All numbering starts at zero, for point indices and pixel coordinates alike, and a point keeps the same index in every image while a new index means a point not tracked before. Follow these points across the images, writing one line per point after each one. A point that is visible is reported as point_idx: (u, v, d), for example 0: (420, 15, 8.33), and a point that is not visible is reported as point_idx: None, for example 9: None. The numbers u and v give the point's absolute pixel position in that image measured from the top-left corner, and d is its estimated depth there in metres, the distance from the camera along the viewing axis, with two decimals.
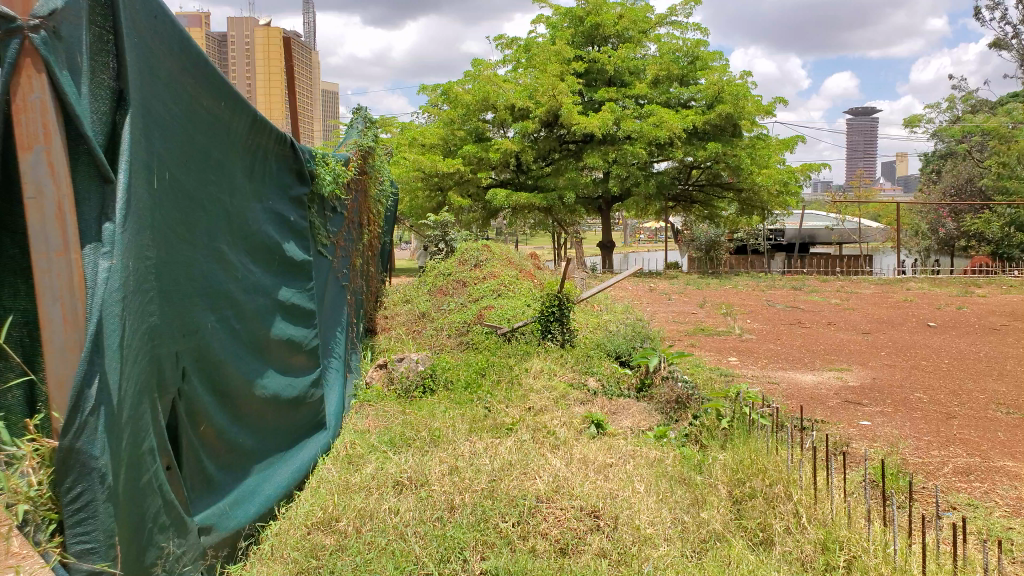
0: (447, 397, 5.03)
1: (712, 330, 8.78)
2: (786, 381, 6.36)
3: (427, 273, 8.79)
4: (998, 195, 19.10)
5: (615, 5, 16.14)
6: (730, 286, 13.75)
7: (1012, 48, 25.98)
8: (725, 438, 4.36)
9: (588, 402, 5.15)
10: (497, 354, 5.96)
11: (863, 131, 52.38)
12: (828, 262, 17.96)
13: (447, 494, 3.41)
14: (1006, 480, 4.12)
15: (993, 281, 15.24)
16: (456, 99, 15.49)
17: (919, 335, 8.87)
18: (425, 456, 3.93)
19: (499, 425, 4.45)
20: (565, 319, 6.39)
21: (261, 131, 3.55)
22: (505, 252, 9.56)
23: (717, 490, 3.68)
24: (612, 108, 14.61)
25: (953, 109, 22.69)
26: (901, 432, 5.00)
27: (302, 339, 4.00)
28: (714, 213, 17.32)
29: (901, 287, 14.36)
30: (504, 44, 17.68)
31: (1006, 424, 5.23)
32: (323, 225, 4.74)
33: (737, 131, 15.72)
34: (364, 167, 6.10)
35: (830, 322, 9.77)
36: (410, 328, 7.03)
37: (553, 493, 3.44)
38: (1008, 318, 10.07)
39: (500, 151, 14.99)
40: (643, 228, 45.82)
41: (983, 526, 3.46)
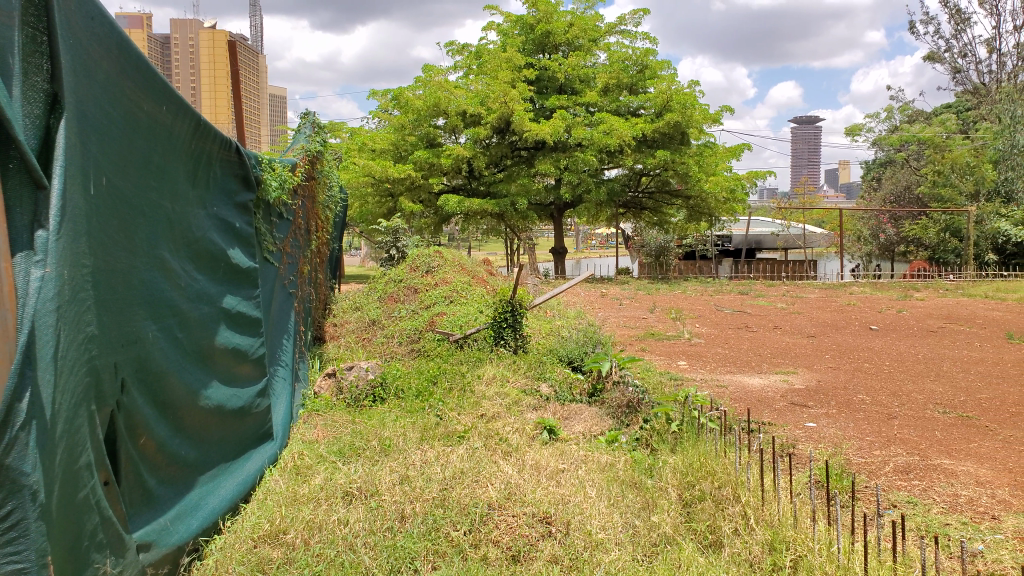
0: (398, 406, 4.98)
1: (663, 335, 8.89)
2: (733, 384, 6.47)
3: (377, 280, 8.71)
4: (934, 202, 19.80)
5: (565, 13, 16.27)
6: (680, 292, 13.95)
7: (945, 62, 27.03)
8: (675, 441, 4.42)
9: (541, 408, 5.16)
10: (449, 361, 5.93)
11: (806, 139, 54.10)
12: (774, 267, 18.38)
13: (397, 504, 3.37)
14: (943, 478, 4.25)
15: (931, 285, 15.79)
16: (407, 104, 15.41)
17: (861, 337, 9.14)
18: (375, 466, 3.88)
19: (451, 433, 4.42)
20: (517, 325, 6.38)
21: (204, 136, 3.47)
22: (457, 258, 9.53)
23: (667, 493, 3.72)
24: (563, 116, 14.71)
25: (891, 119, 23.49)
26: (844, 433, 5.14)
27: (247, 348, 3.90)
28: (663, 219, 17.60)
29: (845, 291, 14.77)
30: (455, 50, 17.65)
31: (943, 424, 5.41)
32: (268, 231, 4.64)
33: (685, 139, 16.00)
34: (311, 171, 6.00)
35: (777, 325, 9.99)
36: (360, 335, 6.95)
37: (505, 500, 3.43)
38: (944, 321, 10.45)
39: (451, 156, 14.96)
40: (594, 234, 46.15)
41: (922, 523, 3.56)
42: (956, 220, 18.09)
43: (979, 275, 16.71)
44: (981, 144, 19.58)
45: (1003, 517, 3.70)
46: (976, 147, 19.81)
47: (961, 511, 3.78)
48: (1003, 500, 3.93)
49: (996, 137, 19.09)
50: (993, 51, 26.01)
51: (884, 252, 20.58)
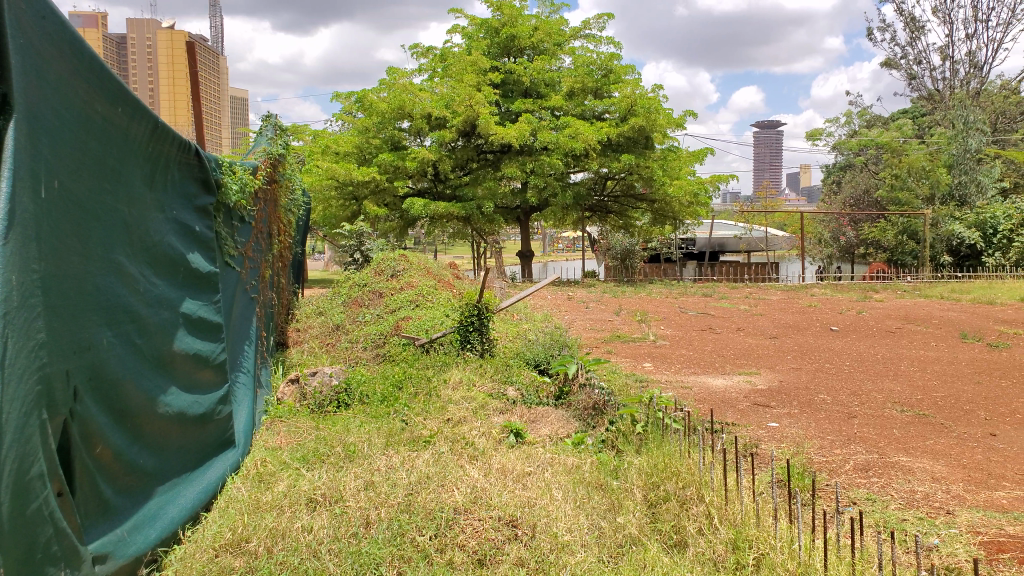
0: (362, 411, 4.94)
1: (628, 337, 8.95)
2: (697, 386, 6.53)
3: (342, 284, 8.63)
4: (892, 205, 20.24)
5: (530, 17, 16.34)
6: (645, 294, 14.07)
7: (902, 68, 27.69)
8: (640, 442, 4.46)
9: (507, 412, 5.16)
10: (414, 366, 5.89)
11: (769, 144, 54.94)
12: (737, 270, 18.65)
13: (362, 509, 3.34)
14: (900, 475, 4.35)
15: (889, 287, 16.10)
16: (371, 107, 15.28)
17: (823, 338, 9.30)
18: (339, 472, 3.85)
19: (417, 438, 4.40)
20: (483, 329, 6.39)
21: (162, 138, 3.41)
22: (423, 261, 9.51)
23: (633, 494, 3.75)
24: (528, 120, 14.72)
25: (850, 124, 23.99)
26: (806, 432, 5.23)
27: (208, 354, 3.84)
28: (629, 223, 17.74)
29: (806, 293, 15.01)
30: (419, 52, 17.57)
31: (902, 422, 5.54)
32: (229, 236, 4.57)
33: (650, 144, 16.16)
34: (273, 174, 5.93)
35: (740, 327, 10.12)
36: (324, 341, 6.88)
37: (471, 504, 3.42)
38: (901, 321, 10.71)
39: (416, 159, 14.90)
40: (560, 238, 46.24)
41: (880, 519, 3.64)
42: (913, 223, 18.55)
43: (935, 276, 17.14)
44: (935, 149, 20.10)
45: (957, 511, 3.80)
46: (932, 151, 20.34)
47: (918, 507, 3.87)
48: (958, 495, 4.03)
49: (951, 142, 19.58)
50: (947, 58, 26.73)
51: (844, 254, 21.01)
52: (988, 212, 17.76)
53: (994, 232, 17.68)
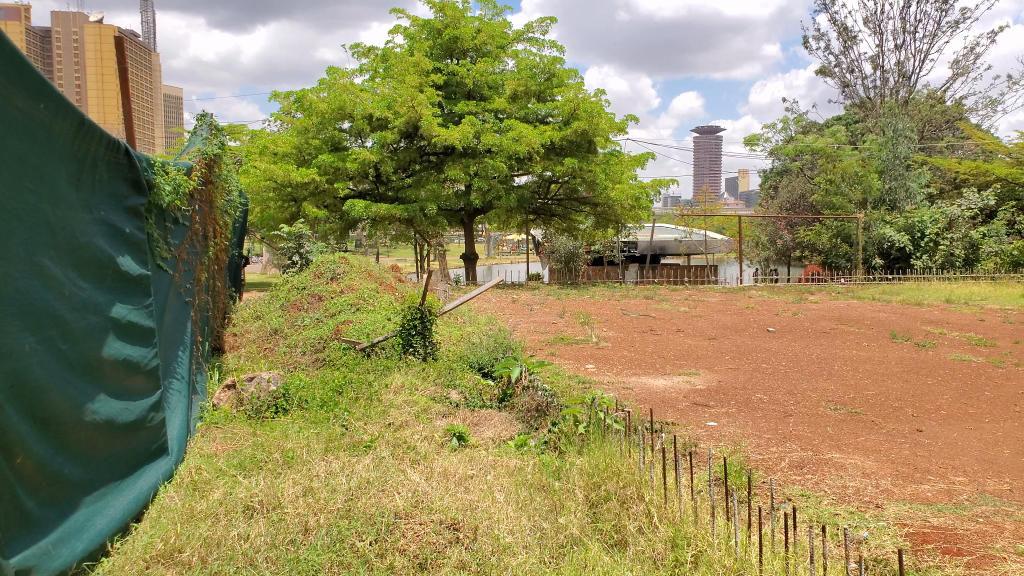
0: (301, 417, 4.85)
1: (572, 339, 9.03)
2: (639, 386, 6.63)
3: (280, 287, 8.45)
4: (826, 210, 20.89)
5: (473, 19, 16.34)
6: (588, 297, 14.18)
7: (835, 76, 28.58)
8: (582, 443, 4.50)
9: (450, 415, 5.13)
10: (355, 370, 5.82)
11: (709, 150, 56.11)
12: (677, 271, 19.11)
13: (301, 516, 3.29)
14: (833, 471, 4.49)
15: (824, 289, 16.61)
16: (311, 107, 15.02)
17: (760, 339, 9.55)
18: (277, 478, 3.77)
19: (357, 443, 4.34)
20: (426, 332, 6.35)
21: (89, 136, 3.29)
22: (364, 265, 9.41)
23: (574, 495, 3.78)
24: (471, 122, 14.69)
25: (786, 130, 24.66)
26: (743, 431, 5.34)
27: (139, 359, 3.72)
28: (572, 225, 17.90)
29: (744, 295, 15.41)
30: (361, 52, 17.35)
31: (835, 420, 5.72)
32: (162, 238, 4.44)
33: (593, 148, 16.33)
34: (208, 175, 5.78)
35: (680, 329, 10.29)
36: (261, 345, 6.73)
37: (411, 508, 3.39)
38: (835, 322, 11.07)
39: (358, 160, 14.73)
40: (504, 241, 46.13)
41: (814, 514, 3.75)
42: (846, 227, 19.14)
43: (867, 278, 17.76)
44: (867, 155, 20.82)
45: (885, 505, 3.95)
46: (863, 157, 21.06)
47: (850, 501, 4.00)
48: (886, 489, 4.19)
49: (881, 148, 20.28)
50: (878, 68, 27.72)
51: (781, 257, 21.58)
52: (916, 216, 18.44)
53: (922, 235, 18.44)
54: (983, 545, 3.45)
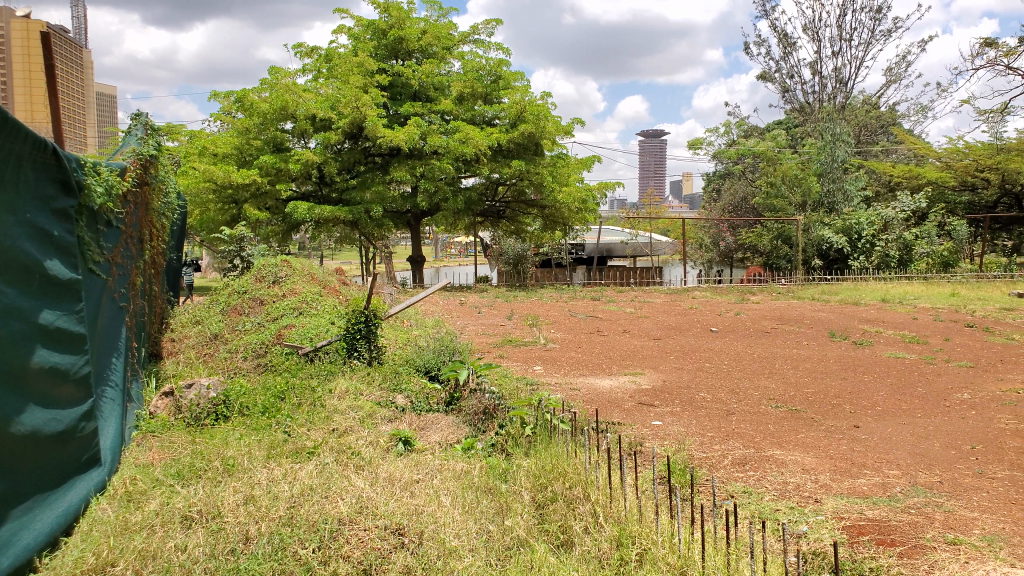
0: (242, 423, 4.75)
1: (520, 341, 9.05)
2: (586, 387, 6.70)
3: (219, 292, 8.25)
4: (767, 211, 21.43)
5: (418, 20, 16.25)
6: (536, 298, 14.26)
7: (776, 81, 29.21)
8: (529, 445, 4.51)
9: (396, 420, 5.08)
10: (298, 376, 5.72)
11: (653, 152, 57.15)
12: (624, 274, 19.33)
13: (241, 525, 3.22)
14: (774, 468, 4.60)
15: (765, 289, 17.05)
16: (251, 107, 14.74)
17: (703, 339, 9.74)
18: (217, 487, 3.69)
19: (300, 449, 4.27)
20: (371, 336, 6.30)
21: (13, 135, 3.15)
22: (307, 267, 9.27)
23: (521, 497, 3.78)
24: (417, 123, 14.61)
25: (729, 134, 25.14)
26: (687, 430, 5.43)
27: (68, 367, 3.57)
28: (520, 228, 17.96)
29: (689, 296, 15.70)
30: (303, 52, 17.06)
31: (775, 417, 5.87)
32: (94, 241, 4.29)
33: (539, 151, 16.41)
34: (143, 176, 5.61)
35: (625, 330, 10.44)
36: (201, 351, 6.55)
37: (356, 514, 3.35)
38: (776, 322, 11.37)
39: (300, 161, 14.49)
40: (452, 243, 45.98)
41: (755, 511, 3.83)
42: (786, 228, 19.65)
43: (806, 279, 18.28)
44: (806, 159, 21.37)
45: (824, 499, 4.06)
46: (803, 160, 21.61)
47: (789, 497, 4.10)
48: (825, 484, 4.31)
49: (819, 152, 20.86)
50: (817, 73, 28.41)
51: (724, 258, 22.04)
52: (853, 219, 18.99)
53: (859, 236, 18.96)
54: (914, 535, 3.58)
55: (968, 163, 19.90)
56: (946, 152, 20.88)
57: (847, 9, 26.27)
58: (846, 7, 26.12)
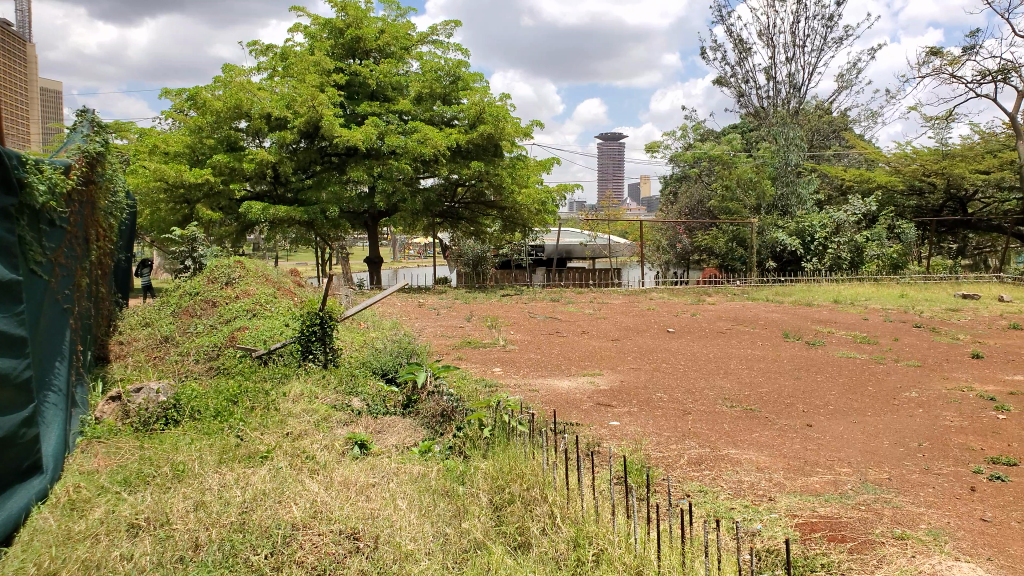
0: (193, 428, 4.64)
1: (478, 342, 9.04)
2: (545, 388, 6.70)
3: (170, 293, 8.05)
4: (722, 214, 21.73)
5: (376, 20, 16.13)
6: (495, 300, 14.26)
7: (731, 86, 29.62)
8: (487, 447, 4.49)
9: (352, 423, 5.02)
10: (251, 379, 5.61)
11: (611, 153, 57.71)
12: (583, 276, 19.43)
13: (191, 532, 3.15)
14: (729, 467, 4.66)
15: (721, 291, 17.30)
16: (204, 105, 14.44)
17: (660, 339, 9.84)
18: (166, 493, 3.60)
19: (253, 454, 4.20)
20: (326, 338, 6.22)
21: None
22: (261, 269, 9.12)
23: (478, 499, 3.77)
24: (374, 123, 14.49)
25: (686, 138, 25.43)
26: (644, 429, 5.47)
27: (8, 372, 3.45)
28: (480, 229, 17.98)
29: (647, 297, 15.83)
30: (258, 50, 16.79)
31: (731, 416, 5.95)
32: (36, 241, 4.15)
33: (499, 152, 16.40)
34: (90, 174, 5.44)
35: (584, 330, 10.49)
36: (151, 354, 6.39)
37: (310, 518, 3.30)
38: (732, 322, 11.54)
39: (254, 161, 14.26)
40: (410, 243, 45.73)
41: (711, 509, 3.87)
42: (741, 231, 19.99)
43: (761, 280, 18.61)
44: (760, 162, 21.75)
45: (778, 497, 4.13)
46: (757, 164, 21.98)
47: (744, 495, 4.16)
48: (778, 482, 4.38)
49: (774, 156, 21.24)
50: (771, 79, 28.90)
51: (680, 260, 22.30)
52: (806, 222, 19.40)
53: (812, 239, 19.39)
54: (864, 531, 3.66)
55: (917, 168, 20.46)
56: (895, 157, 21.43)
57: (800, 16, 26.76)
58: (800, 14, 26.62)
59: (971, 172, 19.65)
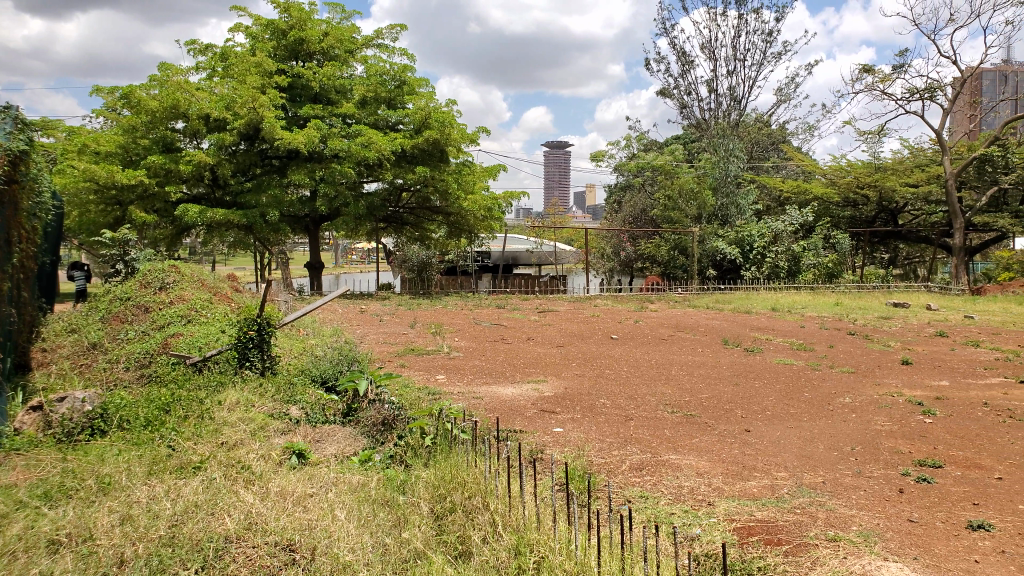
0: (122, 438, 4.46)
1: (422, 349, 8.95)
2: (489, 395, 6.68)
3: (99, 299, 7.76)
4: (665, 223, 22.07)
5: (319, 22, 15.91)
6: (440, 307, 14.16)
7: (674, 97, 30.17)
8: (429, 455, 4.44)
9: (289, 432, 4.91)
10: (184, 387, 5.44)
11: (556, 161, 58.36)
12: (529, 282, 19.48)
13: (116, 547, 3.01)
14: (669, 472, 4.71)
15: (664, 298, 17.57)
16: (139, 104, 14.01)
17: (604, 346, 9.93)
18: (90, 507, 3.44)
19: (185, 465, 4.06)
20: (264, 345, 6.11)
21: None
22: (196, 273, 8.87)
23: (419, 508, 3.71)
24: (317, 126, 14.26)
25: (630, 147, 25.79)
26: (587, 436, 5.50)
27: None
28: (425, 235, 17.89)
29: (591, 304, 15.96)
30: (196, 49, 16.38)
31: (672, 422, 6.02)
32: None
33: (444, 157, 16.31)
34: (12, 173, 5.19)
35: (529, 337, 10.51)
36: (77, 361, 6.13)
37: (244, 531, 3.22)
38: (673, 329, 11.71)
39: (191, 163, 13.89)
40: (353, 248, 45.23)
41: (651, 515, 3.90)
42: (683, 240, 20.34)
43: (701, 289, 18.98)
44: (701, 173, 22.23)
45: (717, 502, 4.19)
46: (699, 175, 22.42)
47: (684, 500, 4.21)
48: (717, 487, 4.45)
49: (714, 167, 21.70)
50: (713, 91, 29.54)
51: (624, 267, 22.53)
52: (745, 231, 19.88)
53: (750, 248, 19.85)
54: (799, 534, 3.74)
55: (851, 180, 21.15)
56: (831, 170, 22.10)
57: (741, 30, 27.42)
58: (741, 28, 27.28)
59: (901, 185, 20.43)
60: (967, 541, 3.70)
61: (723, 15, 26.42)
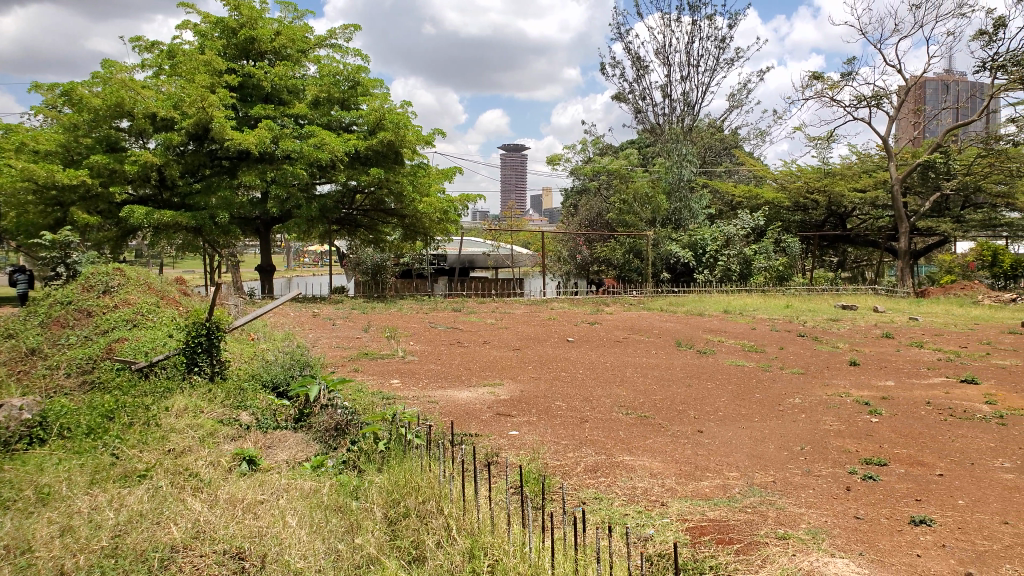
0: (62, 447, 4.31)
1: (376, 353, 8.87)
2: (443, 399, 6.64)
3: (38, 302, 7.50)
4: (619, 226, 22.26)
5: (271, 21, 15.67)
6: (395, 310, 14.05)
7: (629, 102, 30.49)
8: (382, 460, 4.39)
9: (240, 439, 4.81)
10: (129, 394, 5.28)
11: (511, 163, 58.57)
12: (485, 285, 19.46)
13: (56, 558, 2.90)
14: (623, 473, 4.75)
15: (619, 301, 17.74)
16: (81, 102, 13.61)
17: (559, 348, 9.97)
18: (27, 518, 3.31)
19: (129, 473, 3.95)
20: (213, 350, 5.98)
21: None
22: (142, 277, 8.65)
23: (372, 513, 3.67)
24: (269, 126, 14.02)
25: (585, 151, 25.98)
26: (542, 438, 5.51)
27: None
28: (379, 238, 17.76)
29: (547, 307, 16.03)
30: (143, 47, 15.98)
31: (625, 424, 6.07)
32: None
33: (399, 159, 16.20)
34: None
35: (485, 340, 10.50)
36: (14, 368, 5.91)
37: (191, 540, 3.14)
38: (627, 332, 11.83)
39: (138, 163, 13.54)
40: (306, 250, 44.59)
41: (605, 516, 3.92)
42: (638, 243, 20.52)
43: (655, 292, 19.22)
44: (655, 177, 22.51)
45: (669, 502, 4.24)
46: (653, 179, 22.67)
47: (638, 501, 4.25)
48: (670, 487, 4.50)
49: (668, 171, 21.97)
50: (666, 96, 29.94)
51: (580, 270, 22.64)
52: (698, 235, 20.21)
53: (703, 251, 20.15)
54: (749, 533, 3.80)
55: (800, 185, 21.64)
56: (782, 175, 22.58)
57: (694, 37, 27.83)
58: (694, 34, 27.69)
59: (848, 191, 21.00)
60: (910, 537, 3.80)
61: (676, 21, 26.77)
